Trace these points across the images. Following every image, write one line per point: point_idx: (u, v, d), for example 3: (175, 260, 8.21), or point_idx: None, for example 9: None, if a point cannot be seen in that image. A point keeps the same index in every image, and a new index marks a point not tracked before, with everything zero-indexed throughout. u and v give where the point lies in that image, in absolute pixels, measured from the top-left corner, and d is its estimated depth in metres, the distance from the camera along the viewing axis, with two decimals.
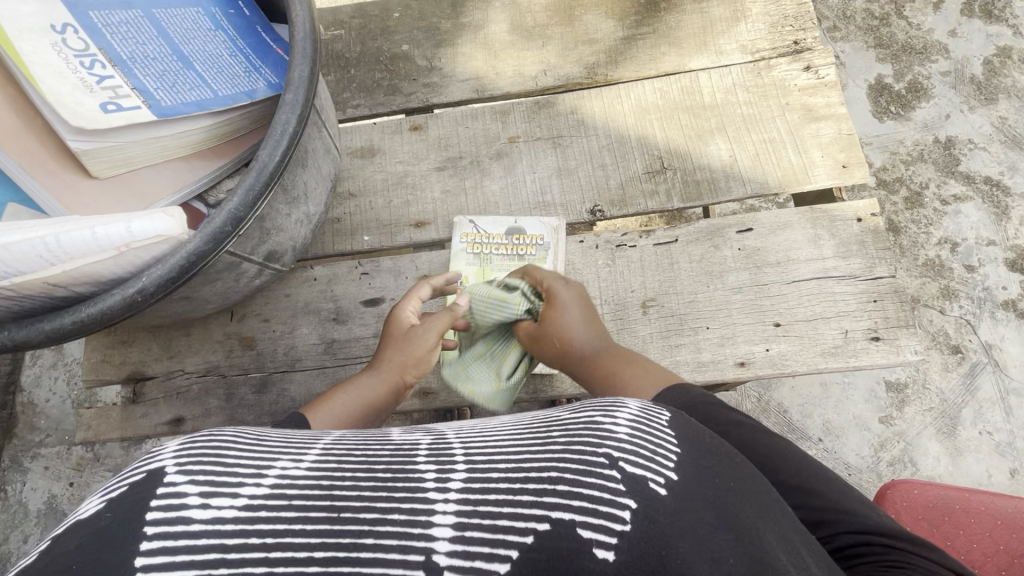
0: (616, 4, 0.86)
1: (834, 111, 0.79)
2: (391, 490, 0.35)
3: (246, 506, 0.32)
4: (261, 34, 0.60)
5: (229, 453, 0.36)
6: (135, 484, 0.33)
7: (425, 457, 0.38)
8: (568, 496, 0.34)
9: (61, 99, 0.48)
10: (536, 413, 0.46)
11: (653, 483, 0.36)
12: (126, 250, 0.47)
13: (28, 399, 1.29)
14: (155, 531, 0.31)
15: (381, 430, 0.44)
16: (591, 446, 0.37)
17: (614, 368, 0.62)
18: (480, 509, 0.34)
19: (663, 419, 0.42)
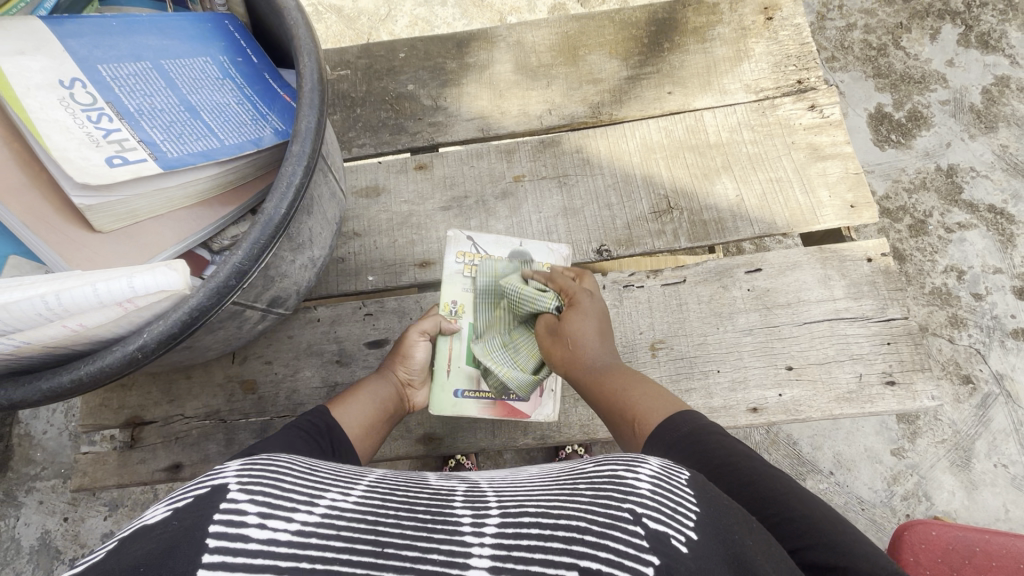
0: (619, 44, 0.86)
1: (839, 149, 0.79)
2: (430, 531, 0.34)
3: (299, 531, 0.33)
4: (269, 82, 0.60)
5: (285, 479, 0.38)
6: (200, 496, 0.35)
7: (461, 504, 0.38)
8: (595, 546, 0.32)
9: (67, 156, 0.46)
10: (563, 467, 0.46)
11: (675, 540, 0.33)
12: (129, 308, 0.45)
13: (24, 431, 1.26)
14: (218, 543, 0.32)
15: (418, 474, 0.46)
16: (616, 501, 0.35)
17: (626, 396, 0.60)
18: (514, 554, 0.32)
19: (683, 476, 0.40)
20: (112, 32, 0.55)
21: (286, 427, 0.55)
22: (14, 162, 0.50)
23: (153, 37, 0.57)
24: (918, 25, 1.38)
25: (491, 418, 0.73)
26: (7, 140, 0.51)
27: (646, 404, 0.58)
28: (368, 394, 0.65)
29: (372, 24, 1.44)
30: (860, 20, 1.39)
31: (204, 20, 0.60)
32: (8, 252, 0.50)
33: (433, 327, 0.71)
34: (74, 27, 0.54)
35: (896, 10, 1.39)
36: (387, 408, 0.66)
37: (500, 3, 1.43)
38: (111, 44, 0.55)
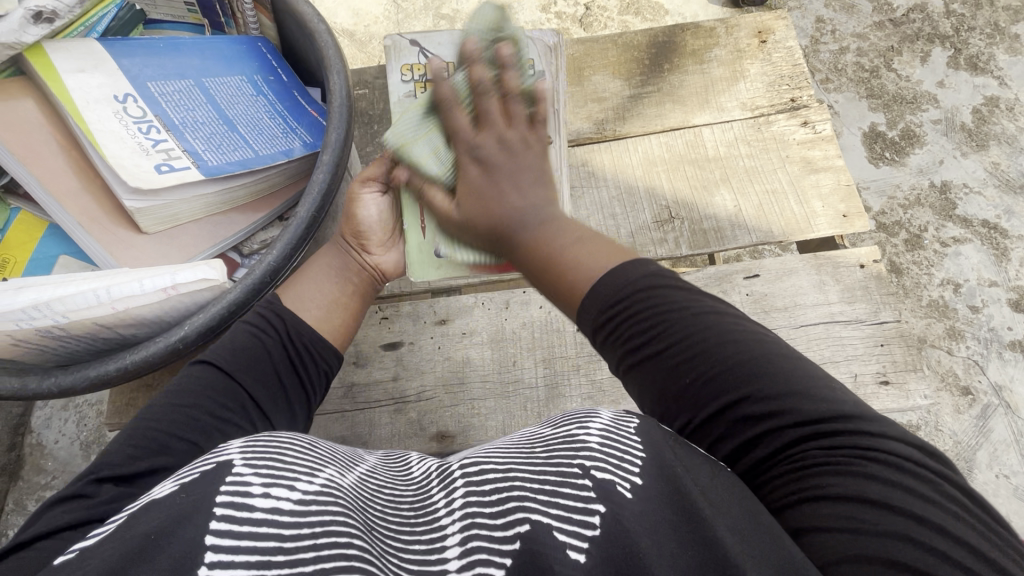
0: (622, 65, 0.92)
1: (832, 163, 0.84)
2: (413, 526, 0.40)
3: (301, 500, 0.37)
4: (299, 99, 0.65)
5: (287, 455, 0.41)
6: (206, 473, 0.38)
7: (439, 486, 0.43)
8: (545, 504, 0.37)
9: (122, 163, 0.52)
10: (526, 431, 0.49)
11: (620, 488, 0.38)
12: (172, 293, 0.50)
13: (35, 441, 1.20)
14: (225, 510, 0.35)
15: (406, 460, 0.51)
16: (568, 459, 0.40)
17: (559, 254, 0.49)
18: (478, 520, 0.38)
19: (632, 425, 0.43)
20: (161, 52, 0.61)
21: (235, 326, 0.56)
22: (69, 170, 0.55)
23: (196, 57, 0.62)
24: (909, 48, 1.44)
25: (501, 416, 0.76)
26: (63, 149, 0.55)
27: (584, 255, 0.49)
28: (316, 278, 0.62)
29: (384, 47, 1.50)
30: (852, 44, 1.45)
31: (240, 42, 0.65)
32: (58, 252, 0.57)
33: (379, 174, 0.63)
34: (128, 47, 0.59)
35: (887, 34, 1.46)
36: (346, 283, 0.63)
37: None
38: (160, 63, 0.60)
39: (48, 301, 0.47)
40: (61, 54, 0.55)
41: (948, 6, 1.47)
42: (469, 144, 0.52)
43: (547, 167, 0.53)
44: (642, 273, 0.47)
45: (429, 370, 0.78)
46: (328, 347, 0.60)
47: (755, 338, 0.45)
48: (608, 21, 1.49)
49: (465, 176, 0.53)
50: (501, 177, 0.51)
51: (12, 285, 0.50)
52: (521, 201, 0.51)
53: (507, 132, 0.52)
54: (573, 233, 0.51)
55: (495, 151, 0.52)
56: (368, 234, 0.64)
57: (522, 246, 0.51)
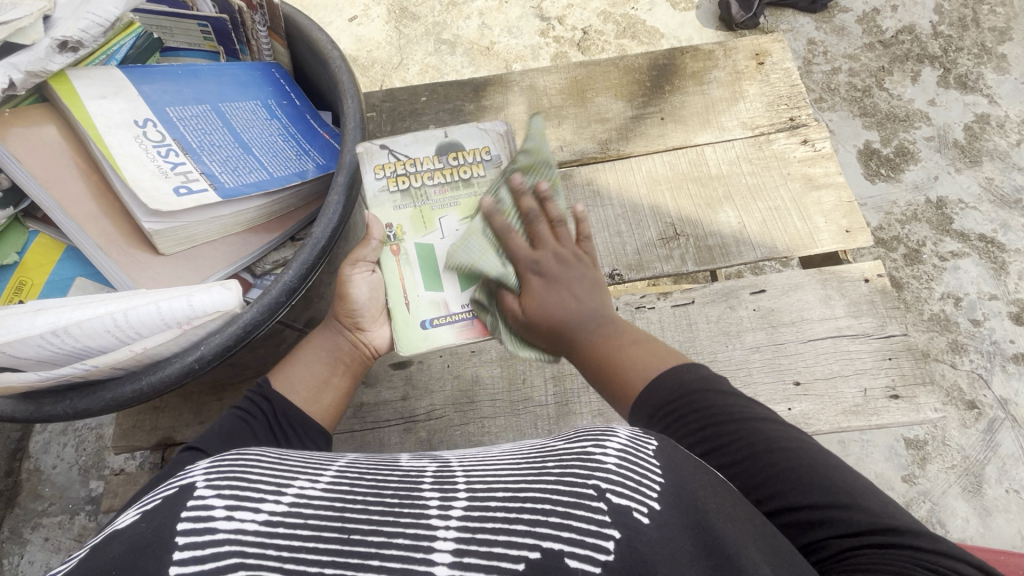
0: (624, 87, 0.94)
1: (832, 179, 0.85)
2: (397, 515, 0.36)
3: (266, 522, 0.35)
4: (311, 122, 0.66)
5: (252, 470, 0.39)
6: (169, 498, 0.36)
7: (430, 485, 0.39)
8: (557, 527, 0.35)
9: (141, 185, 0.53)
10: (535, 442, 0.47)
11: (637, 513, 0.36)
12: (187, 329, 0.50)
13: (33, 466, 1.18)
14: (187, 540, 0.33)
15: (392, 457, 0.47)
16: (581, 478, 0.37)
17: (623, 356, 0.55)
18: (478, 535, 0.35)
19: (651, 447, 0.41)
20: (180, 79, 0.62)
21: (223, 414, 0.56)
22: (89, 194, 0.56)
23: (213, 83, 0.64)
24: (900, 68, 1.48)
25: (511, 433, 0.76)
26: (83, 174, 0.56)
27: (636, 357, 0.54)
28: (306, 359, 0.63)
29: (386, 72, 1.54)
30: (844, 64, 1.49)
31: (255, 68, 0.67)
32: (75, 274, 0.58)
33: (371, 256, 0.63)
34: (147, 74, 0.61)
35: (878, 55, 1.50)
36: (337, 364, 0.63)
37: (507, 52, 1.54)
38: (178, 89, 0.62)
39: (65, 327, 0.47)
40: (83, 81, 0.57)
41: (936, 28, 1.52)
42: (530, 259, 0.60)
43: (598, 274, 0.62)
44: (691, 378, 0.50)
45: (439, 389, 0.78)
46: (315, 429, 0.59)
47: (796, 443, 0.47)
48: (605, 45, 1.53)
49: (531, 286, 0.60)
50: (561, 286, 0.59)
51: (28, 308, 0.50)
52: (585, 303, 0.59)
53: (561, 250, 0.61)
54: (627, 333, 0.58)
55: (553, 264, 0.60)
56: (359, 314, 0.64)
57: (580, 337, 0.58)
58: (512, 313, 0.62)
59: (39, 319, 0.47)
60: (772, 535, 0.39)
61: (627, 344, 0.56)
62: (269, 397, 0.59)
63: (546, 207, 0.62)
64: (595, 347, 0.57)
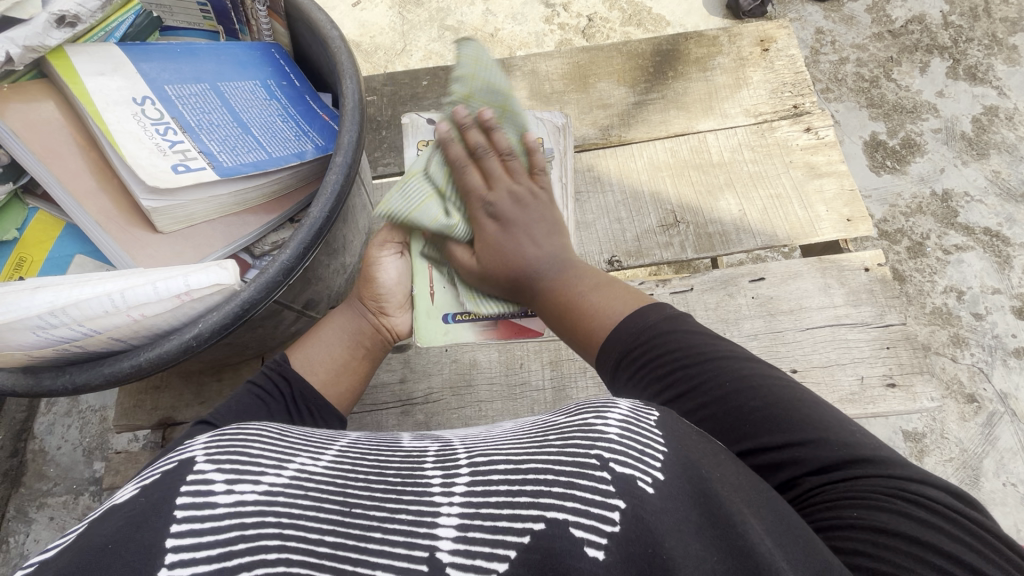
0: (627, 73, 0.93)
1: (835, 168, 0.85)
2: (400, 493, 0.37)
3: (266, 492, 0.35)
4: (310, 103, 0.66)
5: (253, 446, 0.39)
6: (168, 472, 0.36)
7: (432, 464, 0.40)
8: (562, 497, 0.35)
9: (139, 163, 0.53)
10: (536, 419, 0.47)
11: (641, 482, 0.36)
12: (186, 299, 0.50)
13: (38, 447, 1.19)
14: (185, 512, 0.33)
15: (393, 437, 0.47)
16: (584, 448, 0.37)
17: (593, 301, 0.55)
18: (483, 510, 0.35)
19: (652, 418, 0.41)
20: (179, 57, 0.62)
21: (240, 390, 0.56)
22: (88, 170, 0.56)
23: (212, 62, 0.63)
24: (908, 59, 1.46)
25: (508, 417, 0.76)
26: (82, 151, 0.57)
27: (605, 301, 0.55)
28: (327, 339, 0.63)
29: (390, 58, 1.53)
30: (852, 55, 1.47)
31: (254, 48, 0.67)
32: (74, 251, 0.58)
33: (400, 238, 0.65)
34: (146, 52, 0.61)
35: (887, 45, 1.48)
36: (358, 345, 0.64)
37: (511, 39, 1.53)
38: (177, 67, 0.62)
39: (64, 308, 0.47)
40: (82, 58, 0.57)
41: (946, 18, 1.49)
42: (484, 199, 0.58)
43: (557, 214, 0.60)
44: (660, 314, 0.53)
45: (437, 372, 0.79)
46: (330, 412, 0.60)
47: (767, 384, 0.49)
48: (610, 33, 1.51)
49: (484, 230, 0.58)
50: (517, 231, 0.57)
51: (27, 285, 0.50)
52: (542, 249, 0.57)
53: (515, 186, 0.58)
54: (588, 280, 0.57)
55: (509, 207, 0.57)
56: (385, 298, 0.64)
57: (543, 283, 0.57)
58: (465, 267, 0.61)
59: (37, 300, 0.47)
60: (780, 512, 0.38)
61: (591, 286, 0.56)
62: (286, 375, 0.59)
63: (492, 138, 0.59)
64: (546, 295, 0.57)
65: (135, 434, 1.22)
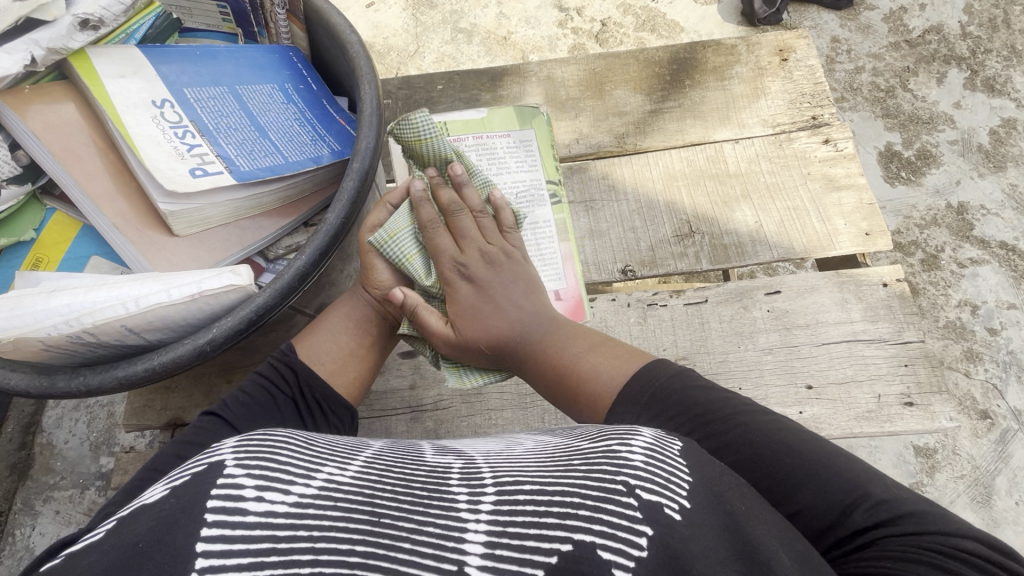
0: (643, 81, 0.92)
1: (854, 181, 0.84)
2: (427, 506, 0.36)
3: (297, 503, 0.34)
4: (327, 108, 0.66)
5: (281, 453, 0.37)
6: (199, 475, 0.35)
7: (457, 480, 0.39)
8: (588, 519, 0.34)
9: (158, 166, 0.53)
10: (557, 442, 0.47)
11: (668, 509, 0.36)
12: (199, 298, 0.50)
13: (46, 440, 1.20)
14: (215, 517, 0.32)
15: (415, 449, 0.46)
16: (609, 473, 0.37)
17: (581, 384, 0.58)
18: (509, 529, 0.34)
19: (675, 449, 0.41)
20: (198, 60, 0.62)
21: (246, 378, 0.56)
22: (105, 173, 0.56)
23: (231, 64, 0.63)
24: (925, 69, 1.45)
25: (519, 426, 0.75)
26: (101, 153, 0.57)
27: (601, 365, 0.58)
28: (332, 327, 0.62)
29: (402, 59, 1.53)
30: (868, 64, 1.46)
31: (273, 51, 0.67)
32: (91, 252, 0.59)
33: (382, 218, 0.62)
34: (165, 54, 0.61)
35: (903, 55, 1.46)
36: (363, 332, 0.63)
37: (524, 43, 1.52)
38: (196, 70, 0.61)
39: (79, 316, 0.47)
40: (103, 60, 0.57)
41: (964, 29, 1.48)
42: (455, 259, 0.59)
43: (532, 274, 0.62)
44: (684, 380, 0.54)
45: (447, 379, 0.78)
46: (341, 404, 0.58)
47: (772, 426, 0.51)
48: (623, 38, 1.51)
49: (458, 291, 0.59)
50: (494, 291, 0.59)
51: (43, 289, 0.51)
52: (525, 314, 0.60)
53: (486, 245, 0.60)
54: (574, 341, 0.61)
55: (483, 271, 0.59)
56: (387, 285, 0.61)
57: (524, 351, 0.60)
58: (438, 334, 0.58)
59: (50, 308, 0.47)
60: (799, 549, 0.38)
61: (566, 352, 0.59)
62: (294, 363, 0.58)
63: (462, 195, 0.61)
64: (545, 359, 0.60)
65: (142, 431, 1.22)
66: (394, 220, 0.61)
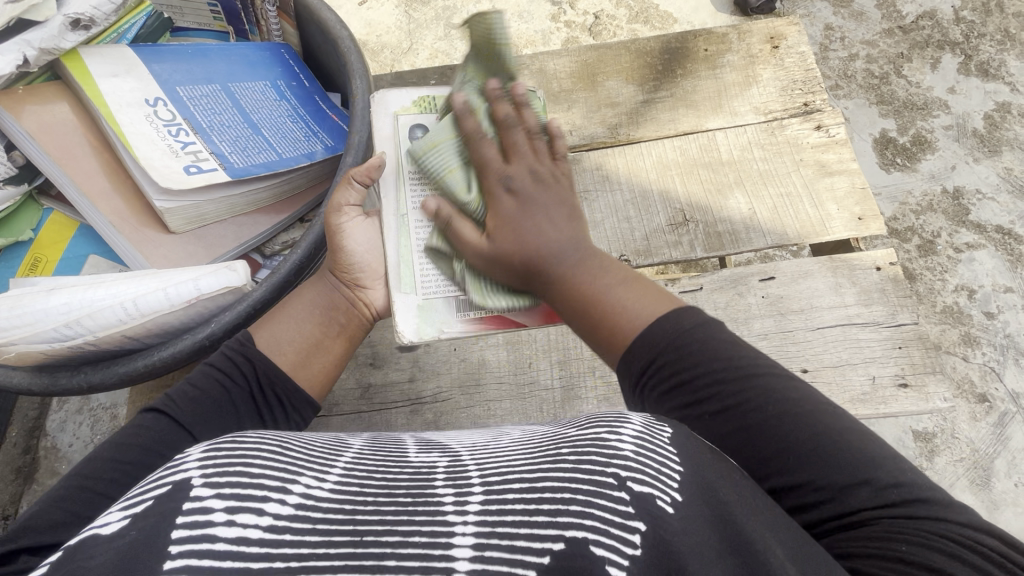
0: (635, 71, 0.92)
1: (846, 166, 0.84)
2: (412, 514, 0.36)
3: (271, 528, 0.33)
4: (320, 104, 0.66)
5: (254, 462, 0.37)
6: (161, 497, 0.34)
7: (443, 481, 0.39)
8: (580, 515, 0.35)
9: (153, 164, 0.53)
10: (543, 430, 0.48)
11: (660, 501, 0.37)
12: (195, 301, 0.51)
13: (50, 444, 1.20)
14: (183, 547, 0.32)
15: (398, 445, 0.47)
16: (600, 466, 0.37)
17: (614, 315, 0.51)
18: (498, 530, 0.34)
19: (665, 435, 0.42)
20: (190, 58, 0.62)
21: (195, 369, 0.52)
22: (101, 172, 0.57)
23: (223, 62, 0.64)
24: (919, 55, 1.45)
25: (518, 416, 0.76)
26: (96, 152, 0.57)
27: (629, 300, 0.51)
28: (296, 315, 0.58)
29: (396, 56, 1.53)
30: (862, 51, 1.46)
31: (265, 48, 0.67)
32: (88, 252, 0.59)
33: (354, 200, 0.57)
34: (158, 53, 0.61)
35: (897, 41, 1.46)
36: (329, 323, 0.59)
37: (518, 37, 1.52)
38: (188, 68, 0.62)
39: (78, 317, 0.48)
40: (95, 59, 0.57)
41: (957, 14, 1.48)
42: (501, 173, 0.54)
43: (574, 201, 0.55)
44: (687, 324, 0.48)
45: (446, 371, 0.78)
46: (303, 401, 0.55)
47: (798, 392, 0.46)
48: (617, 30, 1.51)
49: (500, 206, 0.53)
50: (538, 213, 0.53)
51: (42, 286, 0.51)
52: (555, 235, 0.53)
53: (538, 166, 0.54)
54: (610, 271, 0.53)
55: (529, 184, 0.54)
56: (359, 269, 0.60)
57: (557, 270, 0.53)
58: (467, 245, 0.55)
59: (49, 308, 0.48)
60: (795, 536, 0.39)
61: (602, 273, 0.52)
62: (252, 357, 0.54)
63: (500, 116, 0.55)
64: (568, 276, 0.52)
65: None
66: (379, 202, 0.57)
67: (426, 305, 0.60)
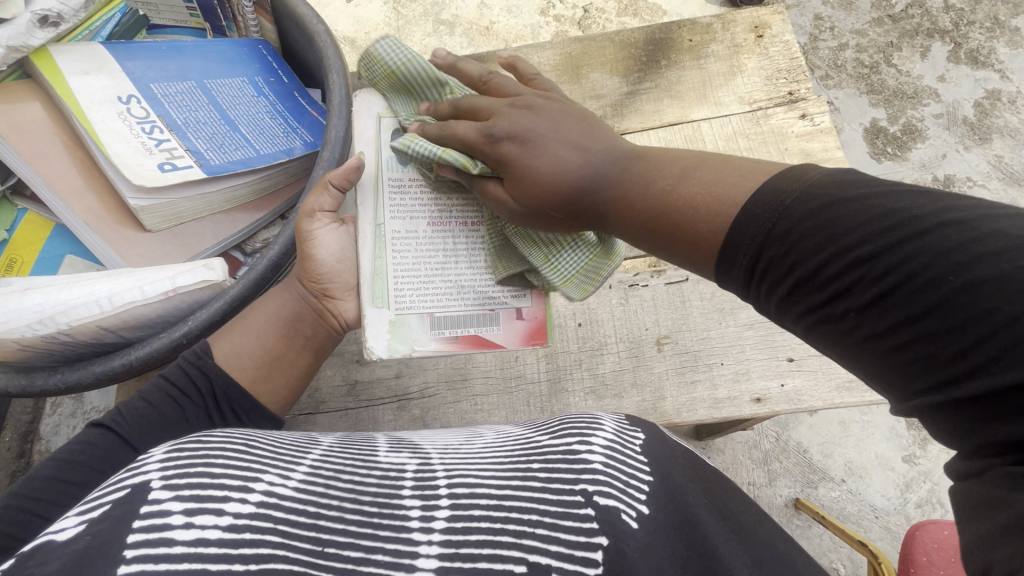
0: (619, 62, 0.92)
1: (831, 154, 0.84)
2: (377, 528, 0.36)
3: (231, 527, 0.33)
4: (298, 99, 0.66)
5: (216, 462, 0.36)
6: (118, 502, 0.33)
7: (411, 490, 0.39)
8: (545, 540, 0.36)
9: (126, 161, 0.53)
10: (512, 431, 0.49)
11: (625, 517, 0.38)
12: (172, 294, 0.51)
13: (44, 448, 1.20)
14: (137, 552, 0.31)
15: (370, 443, 0.46)
16: (569, 483, 0.39)
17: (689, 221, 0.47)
18: (462, 551, 0.35)
19: (637, 442, 0.44)
20: (164, 55, 0.62)
21: (151, 384, 0.54)
22: (75, 171, 0.56)
23: (198, 59, 0.63)
24: (908, 43, 1.44)
25: (505, 411, 0.76)
26: (69, 151, 0.57)
27: (711, 183, 0.47)
28: (257, 328, 0.59)
29: None
30: (851, 40, 1.45)
31: (241, 44, 0.66)
32: (65, 252, 0.59)
33: (326, 204, 0.57)
34: (131, 50, 0.61)
35: (886, 30, 1.45)
36: (293, 335, 0.60)
37: (507, 32, 1.51)
38: (163, 66, 0.61)
39: (52, 314, 0.47)
40: (66, 57, 0.57)
41: (947, 1, 1.47)
42: (490, 126, 0.54)
43: (576, 109, 0.56)
44: (816, 198, 0.41)
45: (433, 367, 0.78)
46: (261, 416, 0.57)
47: (962, 209, 0.37)
48: (605, 23, 1.50)
49: (508, 154, 0.53)
50: (542, 139, 0.53)
51: (13, 288, 0.51)
52: (591, 153, 0.53)
53: (518, 99, 0.56)
54: (669, 165, 0.51)
55: (522, 122, 0.54)
56: (329, 280, 0.60)
57: (608, 193, 0.52)
58: (501, 203, 0.56)
59: (22, 307, 0.47)
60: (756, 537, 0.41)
61: (665, 172, 0.50)
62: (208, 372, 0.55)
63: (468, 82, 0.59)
64: (622, 200, 0.51)
65: None
66: (407, 133, 0.58)
67: (399, 321, 0.61)
